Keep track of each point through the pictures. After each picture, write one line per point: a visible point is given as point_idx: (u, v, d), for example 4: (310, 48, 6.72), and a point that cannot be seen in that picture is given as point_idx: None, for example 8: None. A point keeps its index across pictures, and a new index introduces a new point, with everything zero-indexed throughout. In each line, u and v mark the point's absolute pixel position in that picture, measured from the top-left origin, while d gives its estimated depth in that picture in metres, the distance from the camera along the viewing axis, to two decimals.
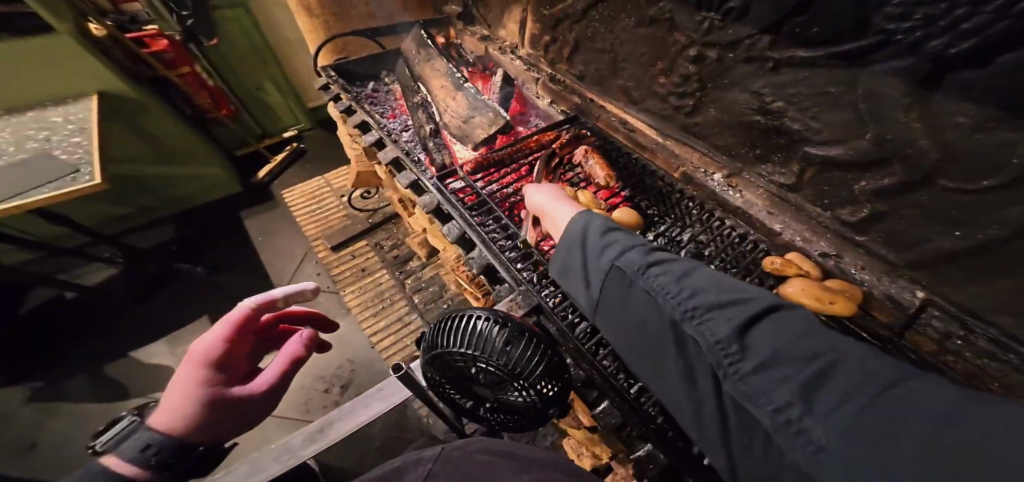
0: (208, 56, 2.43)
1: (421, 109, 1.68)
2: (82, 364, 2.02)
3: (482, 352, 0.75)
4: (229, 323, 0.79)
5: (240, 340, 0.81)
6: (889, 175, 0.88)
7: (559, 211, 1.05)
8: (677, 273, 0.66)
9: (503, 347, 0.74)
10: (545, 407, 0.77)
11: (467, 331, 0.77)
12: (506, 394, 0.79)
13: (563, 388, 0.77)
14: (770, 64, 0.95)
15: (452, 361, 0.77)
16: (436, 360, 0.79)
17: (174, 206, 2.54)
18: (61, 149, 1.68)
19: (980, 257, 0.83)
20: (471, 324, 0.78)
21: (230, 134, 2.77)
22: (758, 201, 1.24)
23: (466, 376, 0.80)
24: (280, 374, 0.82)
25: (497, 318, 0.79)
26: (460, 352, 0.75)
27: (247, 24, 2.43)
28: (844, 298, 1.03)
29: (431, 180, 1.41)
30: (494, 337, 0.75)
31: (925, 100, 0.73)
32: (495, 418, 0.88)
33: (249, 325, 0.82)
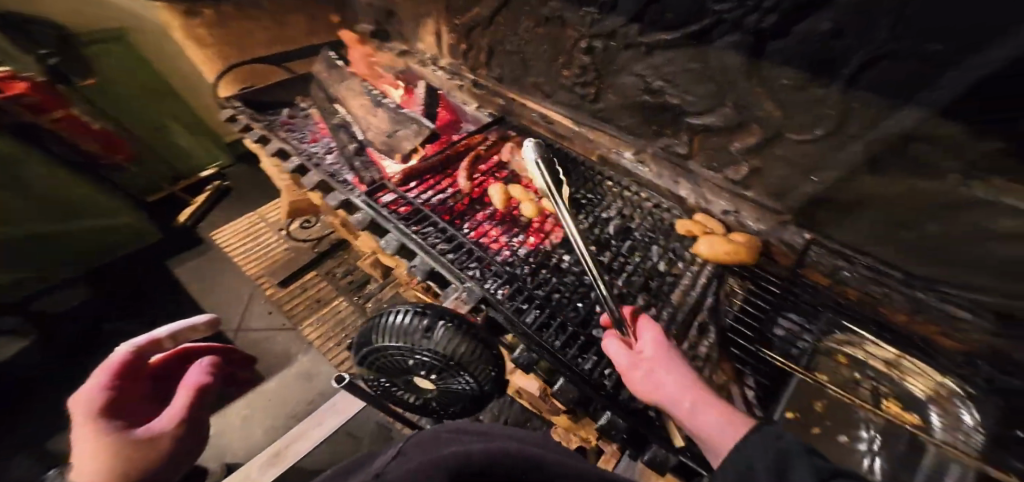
0: (90, 100, 2.19)
1: (342, 130, 1.68)
2: (6, 450, 1.83)
3: (410, 343, 0.77)
4: (107, 371, 0.61)
5: (123, 384, 0.64)
6: (751, 135, 1.01)
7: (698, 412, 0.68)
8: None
9: (429, 333, 0.77)
10: (482, 388, 0.80)
11: (390, 326, 0.79)
12: (445, 382, 0.81)
13: (496, 366, 0.81)
14: (643, 49, 1.06)
15: (388, 356, 0.80)
16: (371, 358, 0.82)
17: (88, 262, 2.35)
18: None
19: (835, 194, 0.98)
20: (393, 319, 0.80)
21: (136, 180, 2.57)
22: (664, 172, 1.33)
23: (403, 370, 0.83)
24: (193, 404, 0.66)
25: (417, 308, 0.82)
26: (392, 345, 0.78)
27: (130, 57, 2.27)
28: (746, 248, 1.15)
29: (359, 197, 1.37)
30: (416, 325, 0.78)
31: (757, 68, 0.87)
32: (443, 408, 0.90)
33: (132, 368, 0.65)
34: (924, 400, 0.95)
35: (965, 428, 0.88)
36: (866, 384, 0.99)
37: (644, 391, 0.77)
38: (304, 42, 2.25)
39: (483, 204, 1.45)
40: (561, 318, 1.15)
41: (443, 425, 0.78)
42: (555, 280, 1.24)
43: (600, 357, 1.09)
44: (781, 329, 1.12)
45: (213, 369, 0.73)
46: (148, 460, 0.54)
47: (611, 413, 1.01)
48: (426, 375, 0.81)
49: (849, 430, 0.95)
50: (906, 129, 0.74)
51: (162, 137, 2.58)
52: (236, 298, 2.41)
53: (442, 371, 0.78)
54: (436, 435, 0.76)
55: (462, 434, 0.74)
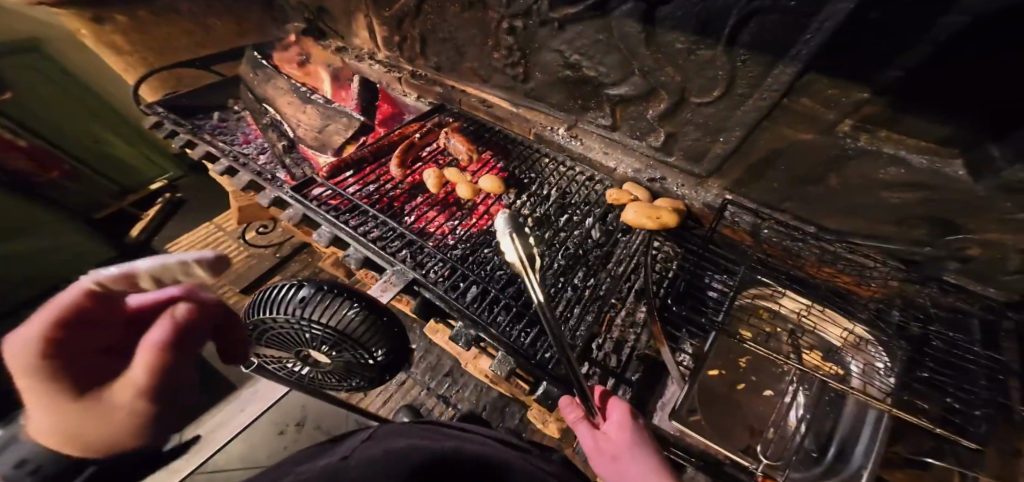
0: (11, 116, 2.06)
1: (272, 128, 1.64)
2: None
3: (288, 315, 0.78)
4: (47, 313, 0.35)
5: (86, 327, 0.38)
6: (662, 102, 1.05)
7: None
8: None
9: (320, 304, 0.79)
10: (370, 358, 0.83)
11: (271, 301, 0.80)
12: (335, 355, 0.82)
13: (386, 333, 0.82)
14: (556, 24, 1.09)
15: (274, 331, 0.81)
16: (259, 335, 0.83)
17: (34, 285, 2.15)
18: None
19: (744, 153, 1.03)
20: (274, 293, 0.81)
21: (79, 198, 2.40)
22: (596, 145, 1.38)
23: (295, 344, 0.83)
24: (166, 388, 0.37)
25: (298, 281, 0.82)
26: (272, 319, 0.79)
27: (53, 72, 2.14)
28: (669, 211, 1.21)
29: (288, 193, 1.34)
30: (291, 297, 0.79)
31: (654, 34, 0.90)
32: (350, 383, 0.92)
33: (92, 309, 0.38)
34: (841, 348, 0.99)
35: (879, 376, 0.91)
36: (781, 337, 1.04)
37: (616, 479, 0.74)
38: (229, 46, 2.24)
39: (420, 191, 1.47)
40: (495, 292, 1.20)
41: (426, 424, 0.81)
42: (491, 258, 1.30)
43: (533, 329, 1.14)
44: (713, 292, 1.15)
45: (198, 327, 0.39)
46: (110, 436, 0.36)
47: (548, 383, 1.04)
48: (316, 348, 0.81)
49: (767, 382, 1.03)
50: (788, 84, 0.78)
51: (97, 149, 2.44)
52: None
53: (337, 345, 0.80)
54: (407, 428, 0.74)
55: (436, 431, 0.73)
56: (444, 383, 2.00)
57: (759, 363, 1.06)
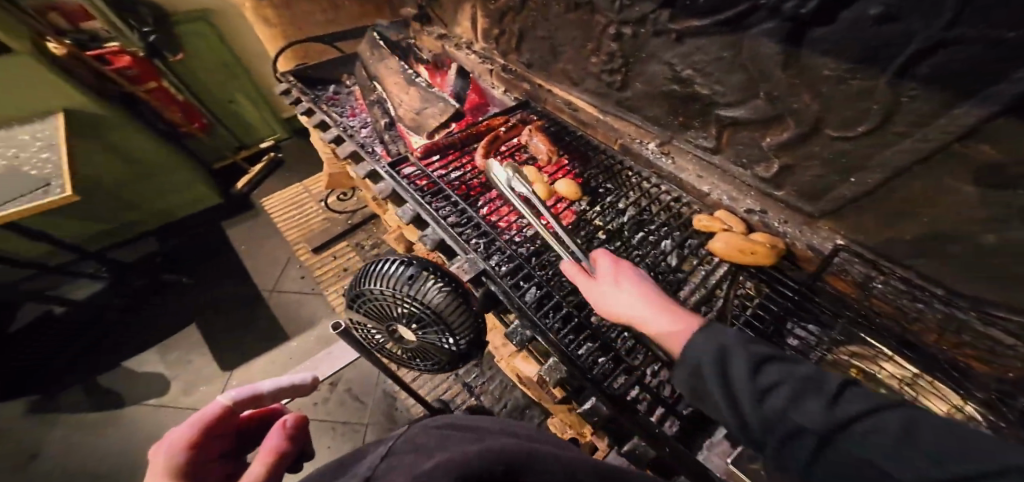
0: (174, 71, 2.46)
1: (377, 105, 1.79)
2: (71, 376, 2.19)
3: (393, 288, 0.82)
4: (199, 421, 0.56)
5: (211, 444, 0.58)
6: (787, 129, 0.94)
7: (654, 320, 0.76)
8: (896, 426, 0.43)
9: (425, 284, 0.82)
10: (459, 348, 0.84)
11: (381, 272, 0.85)
12: (423, 336, 0.84)
13: (476, 326, 0.84)
14: (674, 36, 1.01)
15: (373, 301, 0.85)
16: (357, 300, 0.87)
17: (154, 220, 2.61)
18: (31, 165, 1.71)
19: (876, 197, 0.89)
20: (383, 266, 0.86)
21: (207, 147, 2.83)
22: (688, 166, 1.29)
23: (387, 318, 0.86)
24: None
25: (406, 259, 0.87)
26: (377, 290, 0.83)
27: (219, 45, 2.54)
28: (765, 248, 1.10)
29: (384, 168, 1.48)
30: (401, 272, 0.84)
31: (797, 57, 0.79)
32: (418, 364, 0.93)
33: (223, 423, 0.60)
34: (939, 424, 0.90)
35: None
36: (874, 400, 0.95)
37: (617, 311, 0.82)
38: (357, 24, 2.36)
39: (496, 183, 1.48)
40: (557, 298, 1.20)
41: (431, 420, 0.69)
42: (554, 261, 1.28)
43: (594, 342, 1.16)
44: (795, 340, 1.06)
45: (297, 429, 0.59)
46: None
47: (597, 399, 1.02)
48: (407, 325, 0.84)
49: None
50: (973, 127, 0.62)
51: (230, 109, 2.84)
52: (272, 262, 2.58)
53: (427, 325, 0.82)
54: (428, 431, 0.62)
55: (458, 434, 0.61)
56: (472, 373, 2.05)
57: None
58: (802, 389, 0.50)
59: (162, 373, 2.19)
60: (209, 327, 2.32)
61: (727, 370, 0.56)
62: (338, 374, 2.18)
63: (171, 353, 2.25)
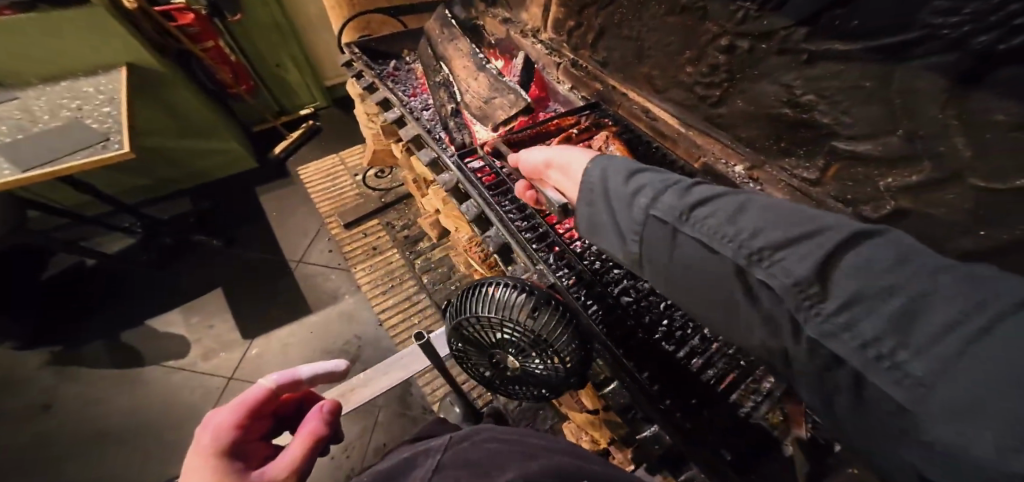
0: (232, 33, 2.50)
1: (443, 88, 1.69)
2: (95, 329, 2.19)
3: (505, 315, 0.77)
4: (242, 407, 0.64)
5: (251, 428, 0.67)
6: (918, 172, 0.88)
7: (566, 156, 0.83)
8: (727, 213, 0.50)
9: (541, 319, 0.76)
10: (566, 378, 0.78)
11: (494, 298, 0.80)
12: (528, 363, 0.81)
13: (583, 362, 0.77)
14: (805, 56, 0.95)
15: (479, 326, 0.81)
16: (461, 323, 0.83)
17: (191, 180, 2.63)
18: (93, 118, 1.84)
19: (1001, 259, 0.80)
20: (494, 290, 0.81)
21: (245, 108, 2.84)
22: (777, 194, 1.22)
23: (491, 344, 0.82)
24: (304, 460, 0.63)
25: (520, 285, 0.80)
26: (487, 316, 0.79)
27: (274, 5, 2.50)
28: None
29: (451, 158, 1.41)
30: (516, 301, 0.78)
31: (965, 99, 0.73)
32: (516, 393, 0.90)
33: (263, 406, 0.69)
34: None
35: None
36: None
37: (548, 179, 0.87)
38: None
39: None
40: (625, 317, 1.09)
41: (472, 431, 0.72)
42: (617, 277, 1.18)
43: (652, 366, 1.04)
44: None
45: (330, 415, 0.71)
46: None
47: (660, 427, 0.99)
48: (512, 351, 0.81)
49: None
50: None
51: (278, 74, 2.83)
52: (303, 231, 2.52)
53: (531, 354, 0.79)
54: (477, 444, 0.67)
55: (507, 448, 0.66)
56: None
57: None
58: (661, 189, 0.58)
59: (181, 335, 2.17)
60: (235, 293, 2.29)
61: (608, 187, 0.64)
62: (355, 355, 2.04)
63: (194, 315, 2.23)
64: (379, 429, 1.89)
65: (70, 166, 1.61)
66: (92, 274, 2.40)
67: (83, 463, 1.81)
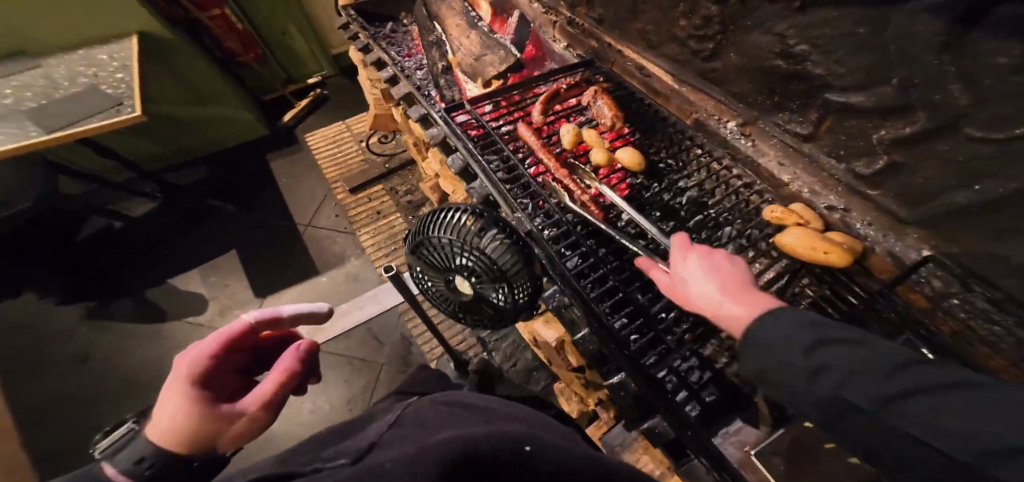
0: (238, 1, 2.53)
1: (435, 47, 1.68)
2: (125, 288, 2.37)
3: (459, 238, 0.82)
4: (221, 337, 0.59)
5: (226, 360, 0.61)
6: (912, 124, 0.84)
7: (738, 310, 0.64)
8: None
9: (490, 239, 0.81)
10: (517, 303, 0.83)
11: (448, 222, 0.85)
12: (485, 291, 0.83)
13: (533, 286, 0.82)
14: (797, 4, 0.90)
15: (433, 248, 0.86)
16: (418, 247, 0.88)
17: (204, 147, 2.72)
18: (108, 84, 1.92)
19: (994, 213, 0.77)
20: (452, 215, 0.86)
21: (253, 79, 2.87)
22: (770, 152, 1.21)
23: (446, 268, 0.86)
24: (273, 395, 0.57)
25: (474, 211, 0.86)
26: (440, 238, 0.84)
27: None
28: (842, 248, 0.95)
29: (438, 112, 1.39)
30: (471, 225, 0.84)
31: (962, 40, 0.68)
32: (475, 322, 0.93)
33: (241, 338, 0.63)
34: None
35: None
36: None
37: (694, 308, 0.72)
38: None
39: (549, 138, 1.38)
40: (601, 270, 1.08)
41: (434, 398, 0.65)
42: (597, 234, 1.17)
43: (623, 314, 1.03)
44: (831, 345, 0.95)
45: (307, 354, 0.64)
46: (206, 433, 0.49)
47: (625, 375, 0.96)
48: (467, 277, 0.84)
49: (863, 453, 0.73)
50: None
51: (283, 41, 2.85)
52: (311, 197, 2.60)
53: (482, 277, 0.82)
54: (440, 404, 0.62)
55: (466, 411, 0.59)
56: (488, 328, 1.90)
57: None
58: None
59: (201, 293, 2.32)
60: (248, 256, 2.42)
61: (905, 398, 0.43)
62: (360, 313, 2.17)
63: (212, 276, 2.37)
64: (381, 385, 1.99)
65: (89, 129, 1.71)
66: (120, 238, 2.55)
67: (123, 406, 2.01)
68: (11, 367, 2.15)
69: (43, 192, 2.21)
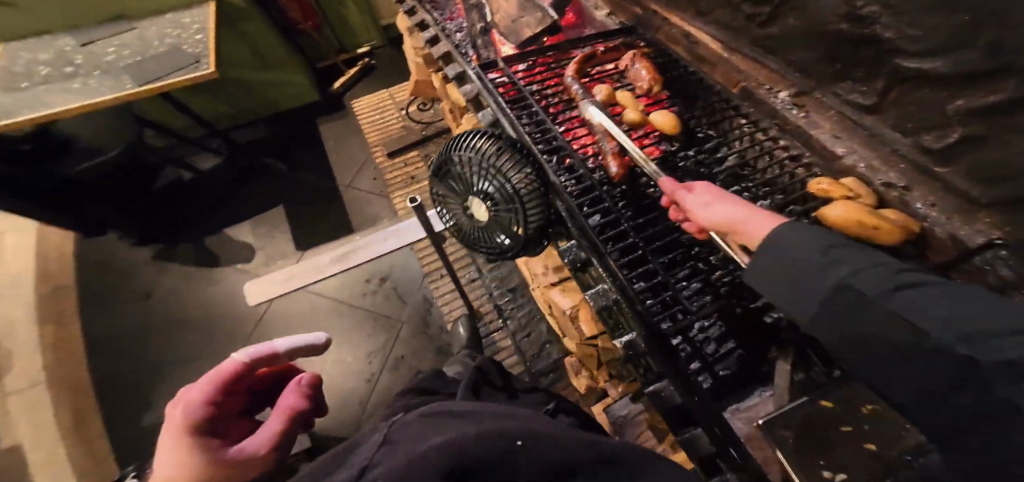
0: None
1: (475, 10, 1.63)
2: (190, 232, 2.65)
3: (484, 160, 1.12)
4: (222, 377, 0.58)
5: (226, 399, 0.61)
6: (999, 91, 0.70)
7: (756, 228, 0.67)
8: None
9: (507, 164, 1.10)
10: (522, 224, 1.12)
11: (474, 147, 1.16)
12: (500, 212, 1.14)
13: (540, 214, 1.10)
14: None
15: (462, 166, 1.18)
16: (449, 167, 1.21)
17: (265, 109, 2.95)
18: (189, 44, 2.13)
19: None
20: (479, 142, 1.17)
21: (311, 48, 3.06)
22: (824, 124, 1.11)
23: (471, 186, 1.17)
24: (281, 435, 0.61)
25: (494, 139, 1.16)
26: (467, 157, 1.16)
27: None
28: (894, 225, 0.87)
29: (473, 69, 1.43)
30: (492, 149, 1.14)
31: None
32: (482, 233, 1.24)
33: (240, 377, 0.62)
34: None
35: None
36: None
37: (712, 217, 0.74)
38: None
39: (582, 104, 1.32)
40: (620, 228, 1.07)
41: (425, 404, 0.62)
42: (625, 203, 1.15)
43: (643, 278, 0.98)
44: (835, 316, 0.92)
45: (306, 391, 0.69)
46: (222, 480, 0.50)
47: (636, 334, 0.91)
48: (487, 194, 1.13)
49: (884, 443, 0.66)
50: None
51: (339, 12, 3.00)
52: (352, 160, 2.76)
53: (500, 198, 1.11)
54: (432, 414, 0.58)
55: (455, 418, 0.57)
56: (506, 296, 1.92)
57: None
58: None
59: (250, 243, 2.54)
60: (293, 214, 2.60)
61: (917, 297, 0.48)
62: (387, 272, 2.29)
63: (260, 229, 2.59)
64: (400, 341, 2.10)
65: (172, 82, 1.92)
66: (189, 188, 2.84)
67: (182, 336, 2.28)
68: (98, 293, 2.50)
69: (128, 144, 2.53)
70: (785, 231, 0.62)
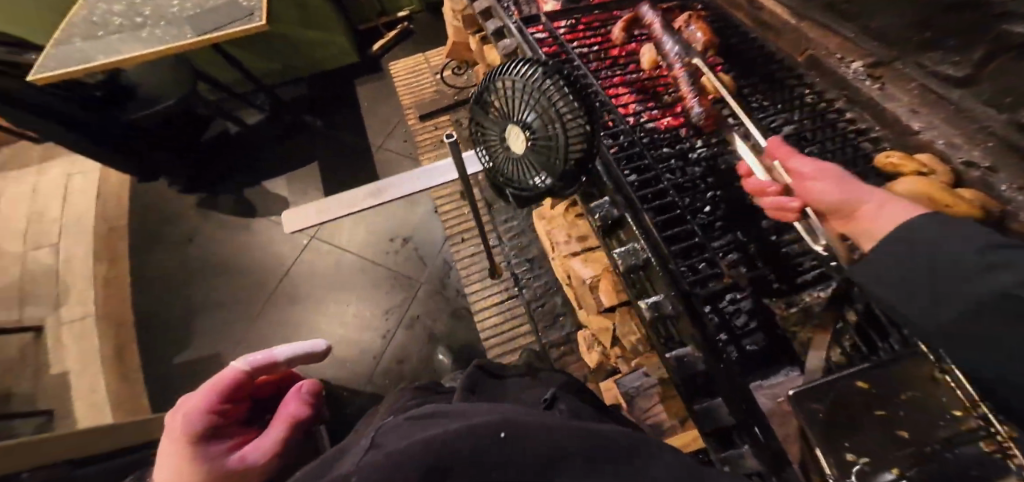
0: None
1: None
2: (231, 180, 2.80)
3: (528, 86, 0.85)
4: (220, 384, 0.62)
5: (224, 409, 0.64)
6: None
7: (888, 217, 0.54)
8: None
9: (556, 94, 0.83)
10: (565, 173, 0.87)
11: (517, 71, 0.89)
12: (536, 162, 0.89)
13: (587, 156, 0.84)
14: None
15: (500, 93, 0.92)
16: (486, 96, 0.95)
17: (309, 68, 3.02)
18: None
19: None
20: (522, 68, 0.89)
21: (355, 8, 3.10)
22: (903, 97, 0.98)
23: (510, 117, 0.91)
24: (285, 440, 0.63)
25: (539, 63, 0.88)
26: (511, 83, 0.88)
27: None
28: (972, 205, 0.77)
29: (514, 24, 1.37)
30: (537, 75, 0.86)
31: None
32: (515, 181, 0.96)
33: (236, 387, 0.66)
34: None
35: None
36: None
37: (826, 199, 0.61)
38: None
39: (626, 66, 1.29)
40: (660, 188, 1.03)
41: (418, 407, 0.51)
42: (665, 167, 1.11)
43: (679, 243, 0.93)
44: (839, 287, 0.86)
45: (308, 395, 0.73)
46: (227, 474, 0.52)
47: (664, 295, 0.86)
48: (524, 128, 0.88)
49: None
50: None
51: None
52: (384, 123, 2.81)
53: (539, 134, 0.86)
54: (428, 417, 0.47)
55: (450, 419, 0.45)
56: (524, 265, 1.88)
57: (918, 389, 0.56)
58: None
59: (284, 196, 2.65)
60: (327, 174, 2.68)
61: None
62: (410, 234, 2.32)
63: (294, 185, 2.68)
64: (417, 300, 2.14)
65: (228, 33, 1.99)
66: (234, 140, 2.98)
67: (218, 283, 2.41)
68: (149, 234, 2.68)
69: (182, 93, 2.47)
70: (931, 224, 0.50)
